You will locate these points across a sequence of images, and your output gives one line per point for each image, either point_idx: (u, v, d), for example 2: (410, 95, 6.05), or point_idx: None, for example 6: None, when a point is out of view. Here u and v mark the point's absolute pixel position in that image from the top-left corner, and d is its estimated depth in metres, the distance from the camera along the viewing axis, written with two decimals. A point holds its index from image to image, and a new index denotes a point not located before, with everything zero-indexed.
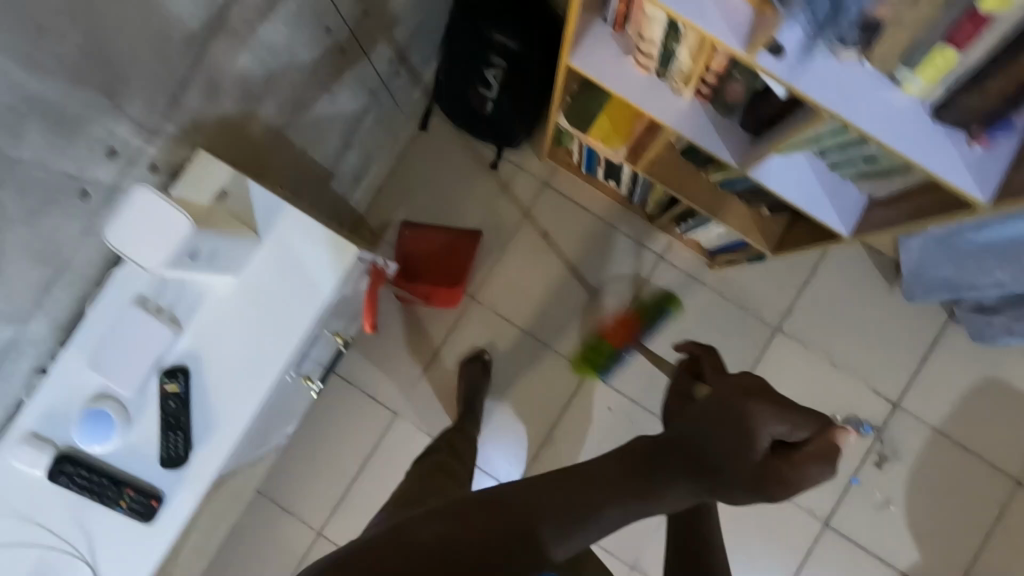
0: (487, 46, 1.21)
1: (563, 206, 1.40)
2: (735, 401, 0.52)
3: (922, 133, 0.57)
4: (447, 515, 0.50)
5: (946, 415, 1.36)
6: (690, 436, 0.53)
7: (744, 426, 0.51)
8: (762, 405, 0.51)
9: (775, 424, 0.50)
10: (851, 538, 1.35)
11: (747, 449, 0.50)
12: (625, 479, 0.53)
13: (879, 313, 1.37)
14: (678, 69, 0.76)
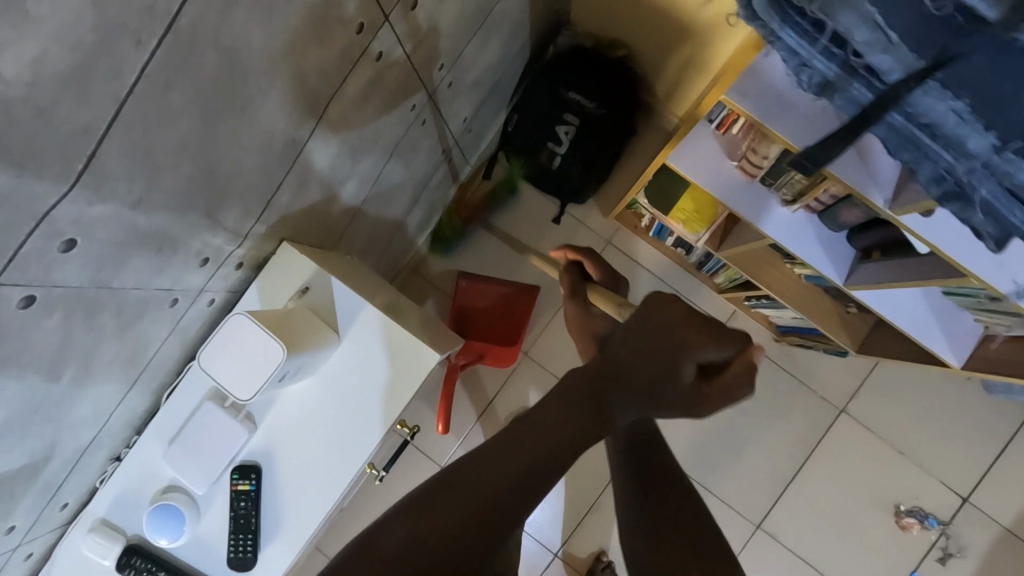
0: (563, 104, 1.17)
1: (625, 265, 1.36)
2: (669, 326, 0.52)
3: None
4: (413, 509, 0.50)
5: (1019, 514, 1.28)
6: (621, 363, 0.54)
7: (671, 358, 0.52)
8: (690, 339, 0.51)
9: (707, 352, 0.51)
10: None
11: (672, 374, 0.52)
12: (553, 420, 0.55)
13: (954, 400, 1.30)
14: (788, 182, 0.72)
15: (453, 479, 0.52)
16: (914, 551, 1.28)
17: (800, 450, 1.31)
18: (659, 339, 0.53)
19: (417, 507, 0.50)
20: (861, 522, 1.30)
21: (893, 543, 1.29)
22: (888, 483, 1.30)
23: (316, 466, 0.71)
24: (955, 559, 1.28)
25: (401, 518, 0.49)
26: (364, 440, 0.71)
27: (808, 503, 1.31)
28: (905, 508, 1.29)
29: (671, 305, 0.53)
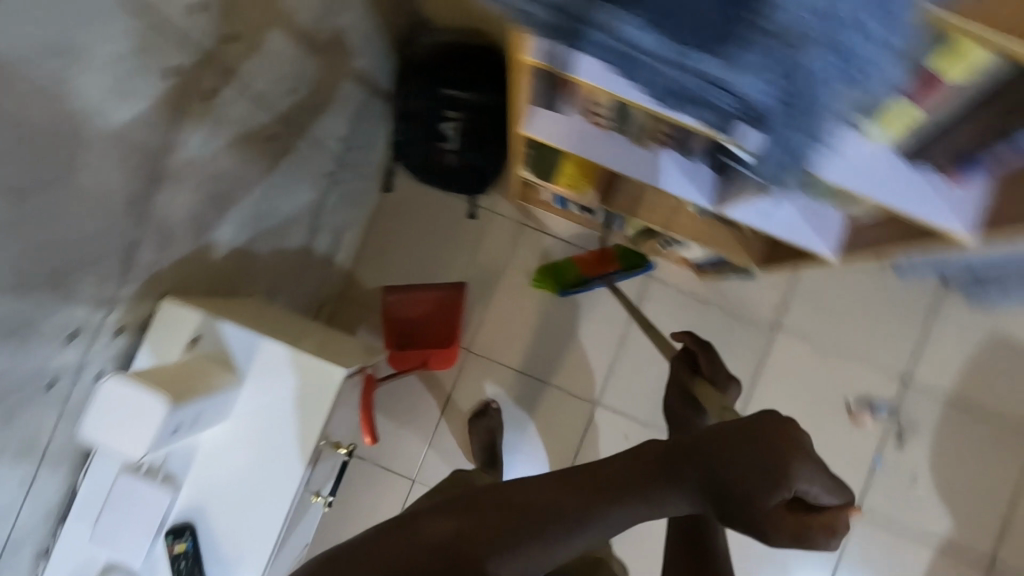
0: (439, 102, 1.19)
1: (543, 242, 1.39)
2: (770, 446, 0.47)
3: (896, 177, 0.56)
4: (459, 509, 0.50)
5: (957, 381, 1.36)
6: (711, 463, 0.49)
7: (762, 478, 0.46)
8: (794, 461, 0.46)
9: (800, 479, 0.46)
10: (885, 520, 1.34)
11: (762, 495, 0.46)
12: (612, 489, 0.50)
13: (875, 290, 1.37)
14: (635, 126, 0.74)
15: (498, 491, 0.51)
16: (872, 440, 1.35)
17: (748, 374, 1.36)
18: (760, 449, 0.47)
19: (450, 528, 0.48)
20: (819, 427, 1.35)
21: (852, 439, 1.35)
22: (834, 384, 1.36)
23: (252, 509, 0.71)
24: (910, 437, 1.35)
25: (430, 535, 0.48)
26: (289, 471, 0.71)
27: None
28: (853, 402, 1.35)
29: (790, 426, 0.48)
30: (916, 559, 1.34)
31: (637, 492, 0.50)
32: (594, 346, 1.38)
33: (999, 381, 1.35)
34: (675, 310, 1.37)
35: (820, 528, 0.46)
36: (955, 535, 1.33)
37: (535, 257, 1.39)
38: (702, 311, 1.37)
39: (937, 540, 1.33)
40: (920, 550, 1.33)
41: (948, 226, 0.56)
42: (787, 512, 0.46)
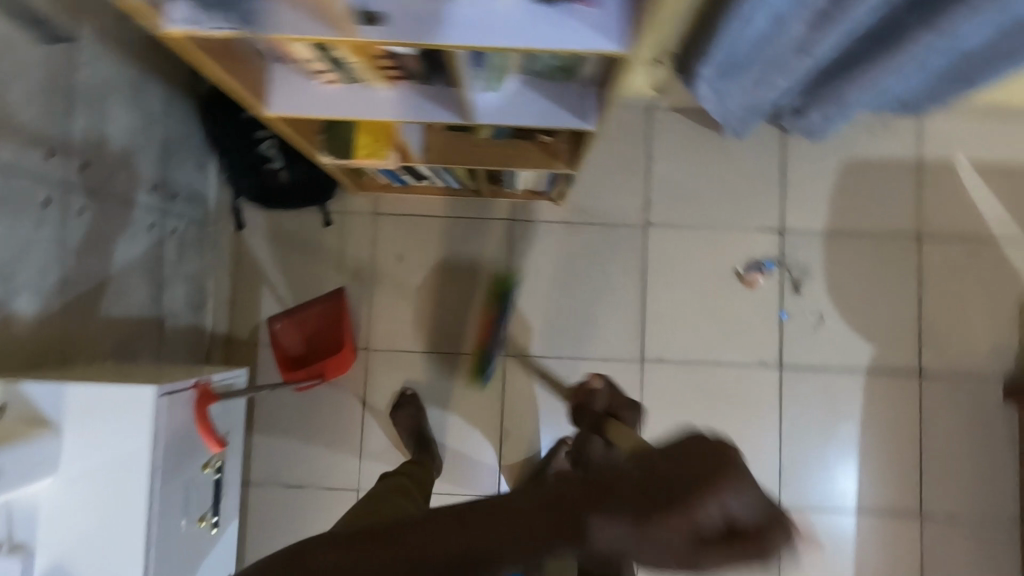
0: (248, 126, 1.23)
1: (404, 223, 1.41)
2: (700, 462, 0.37)
3: (539, 21, 0.60)
4: (350, 547, 0.44)
5: (829, 214, 1.40)
6: (627, 493, 0.38)
7: (685, 497, 0.36)
8: (732, 479, 0.37)
9: (731, 497, 0.36)
10: (808, 365, 1.37)
11: (686, 515, 0.36)
12: (532, 531, 0.39)
13: (724, 158, 1.40)
14: (354, 70, 0.75)
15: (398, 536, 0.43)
16: (771, 297, 1.38)
17: (636, 276, 1.39)
18: (690, 466, 0.37)
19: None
20: (718, 304, 1.38)
21: (752, 302, 1.38)
22: (718, 257, 1.39)
23: (111, 549, 0.72)
24: (805, 281, 1.38)
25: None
26: (135, 504, 0.72)
27: (669, 316, 1.39)
28: (740, 269, 1.38)
29: (721, 445, 0.39)
30: (850, 392, 1.37)
31: (553, 533, 0.39)
32: (485, 304, 1.40)
33: (865, 200, 1.39)
34: (549, 243, 1.40)
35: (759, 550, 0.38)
36: (876, 356, 1.37)
37: (402, 240, 1.41)
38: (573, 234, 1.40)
39: (861, 366, 1.37)
40: (850, 382, 1.37)
41: (600, 50, 0.60)
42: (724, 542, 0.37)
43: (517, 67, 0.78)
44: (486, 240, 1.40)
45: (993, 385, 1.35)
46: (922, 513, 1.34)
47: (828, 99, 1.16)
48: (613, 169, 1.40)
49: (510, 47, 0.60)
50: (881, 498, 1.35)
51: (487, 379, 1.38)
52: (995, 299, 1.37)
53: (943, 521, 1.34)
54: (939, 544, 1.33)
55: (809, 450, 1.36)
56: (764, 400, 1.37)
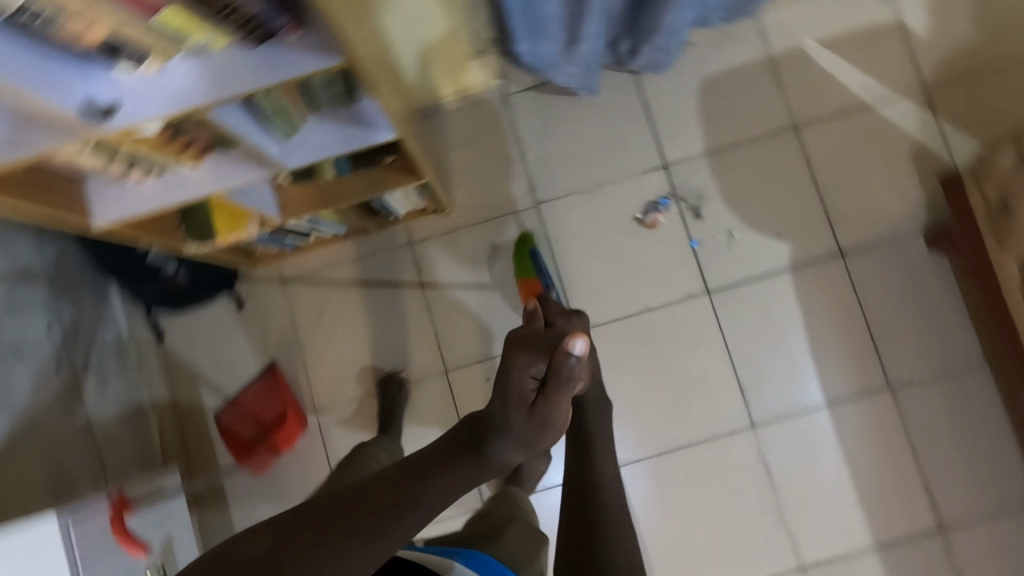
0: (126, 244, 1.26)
1: (311, 280, 1.43)
2: (507, 349, 0.59)
3: (256, 60, 0.62)
4: (287, 523, 0.54)
5: (705, 135, 1.42)
6: (496, 406, 0.59)
7: (507, 376, 0.58)
8: (521, 352, 0.58)
9: (532, 365, 0.57)
10: (734, 282, 1.38)
11: (511, 395, 0.58)
12: (456, 458, 0.59)
13: (589, 117, 1.42)
14: (148, 162, 0.78)
15: (338, 506, 0.55)
16: (678, 231, 1.40)
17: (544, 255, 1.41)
18: (506, 363, 0.58)
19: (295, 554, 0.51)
20: (630, 254, 1.40)
21: (661, 242, 1.40)
22: (614, 211, 1.41)
23: None
24: (705, 204, 1.40)
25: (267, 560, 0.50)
26: None
27: (588, 281, 1.40)
28: (639, 214, 1.40)
29: (522, 334, 0.60)
30: (783, 293, 1.38)
31: (472, 455, 0.59)
32: (413, 329, 1.42)
33: (734, 110, 1.42)
34: (452, 252, 1.42)
35: (564, 389, 0.57)
36: (794, 252, 1.38)
37: (315, 297, 1.43)
38: (471, 236, 1.42)
39: (784, 266, 1.38)
40: (780, 284, 1.38)
41: (314, 69, 0.62)
42: (540, 398, 0.57)
43: (299, 107, 0.80)
44: (394, 270, 1.43)
45: (914, 241, 1.36)
46: (893, 385, 1.34)
47: (647, 32, 1.19)
48: (490, 163, 1.43)
49: (239, 94, 0.62)
50: (848, 383, 1.35)
51: None
52: (887, 160, 1.38)
53: (915, 385, 1.34)
54: (919, 408, 1.33)
55: (765, 362, 1.36)
56: (705, 329, 1.38)
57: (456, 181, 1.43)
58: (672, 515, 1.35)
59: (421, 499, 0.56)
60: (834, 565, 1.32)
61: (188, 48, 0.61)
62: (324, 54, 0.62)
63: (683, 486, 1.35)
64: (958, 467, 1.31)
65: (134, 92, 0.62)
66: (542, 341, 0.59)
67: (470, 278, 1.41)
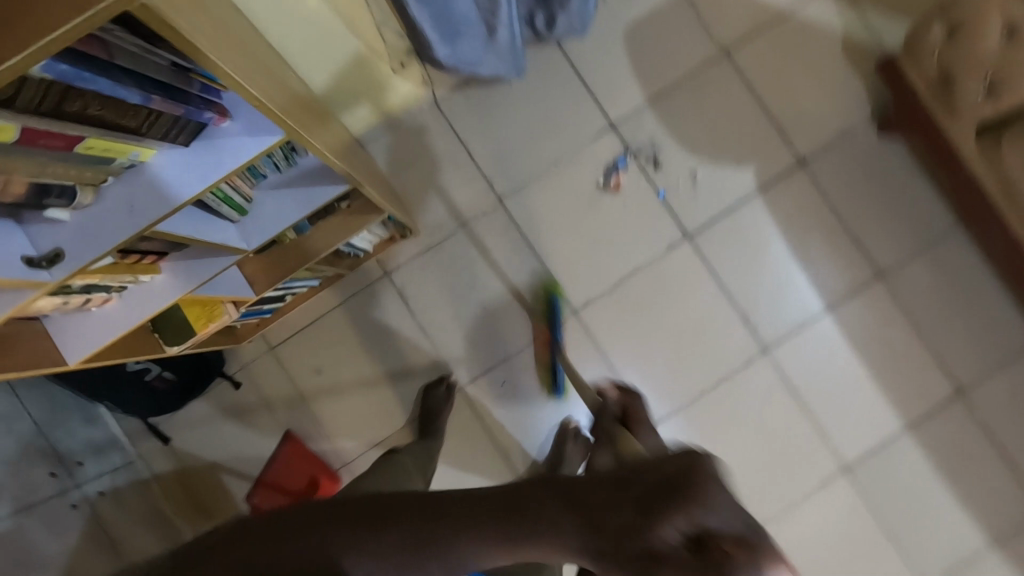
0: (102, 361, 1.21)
1: (300, 339, 1.40)
2: (671, 466, 0.37)
3: (194, 162, 0.59)
4: (303, 521, 0.44)
5: (642, 84, 1.41)
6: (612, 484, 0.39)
7: (658, 500, 0.36)
8: (711, 498, 0.35)
9: (712, 516, 0.35)
10: (709, 219, 1.39)
11: (638, 519, 0.36)
12: (520, 504, 0.42)
13: (524, 99, 1.40)
14: (108, 285, 0.75)
15: (364, 518, 0.44)
16: (642, 186, 1.39)
17: (521, 247, 1.40)
18: (661, 477, 0.37)
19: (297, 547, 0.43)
20: (603, 222, 1.40)
21: (630, 201, 1.39)
22: (576, 184, 1.40)
23: None
24: (661, 153, 1.40)
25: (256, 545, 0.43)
26: None
27: (571, 260, 1.40)
28: (601, 181, 1.39)
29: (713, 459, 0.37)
30: (757, 217, 1.39)
31: (532, 520, 0.41)
32: (416, 358, 1.40)
33: (663, 52, 1.40)
34: (431, 271, 1.40)
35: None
36: (757, 174, 1.39)
37: (308, 355, 1.40)
38: (445, 250, 1.40)
39: (751, 190, 1.39)
40: (752, 209, 1.39)
41: (263, 148, 0.59)
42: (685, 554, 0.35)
43: (243, 186, 0.77)
44: (379, 305, 1.40)
45: (865, 131, 1.38)
46: (882, 273, 1.38)
47: None
48: (441, 172, 1.40)
49: (186, 200, 0.59)
50: (842, 284, 1.38)
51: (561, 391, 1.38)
52: (820, 59, 1.39)
53: (902, 267, 1.38)
54: (911, 287, 1.38)
55: (759, 287, 1.39)
56: (695, 272, 1.39)
57: (413, 200, 1.40)
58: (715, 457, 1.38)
59: (455, 541, 0.42)
60: (874, 455, 1.37)
61: (118, 168, 0.58)
62: (267, 130, 0.60)
63: (715, 426, 1.38)
64: (961, 332, 1.37)
65: (75, 229, 0.58)
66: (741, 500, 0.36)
67: (456, 292, 1.40)
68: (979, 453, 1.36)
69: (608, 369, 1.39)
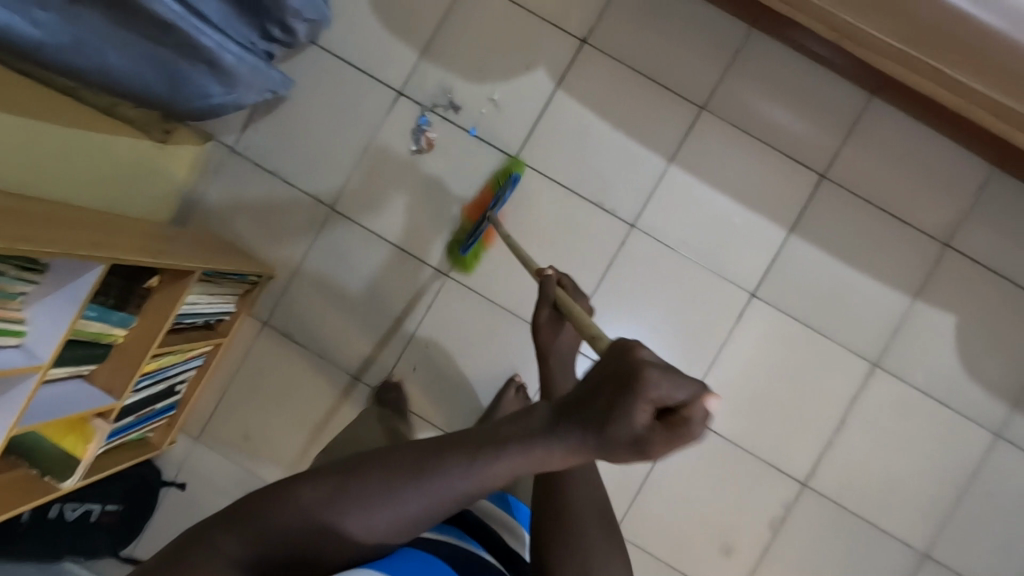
0: (42, 522, 1.20)
1: (217, 417, 1.43)
2: (620, 362, 0.50)
3: None
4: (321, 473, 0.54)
5: (410, 40, 1.41)
6: (591, 388, 0.51)
7: (626, 387, 0.48)
8: (649, 373, 0.47)
9: (661, 390, 0.47)
10: (526, 132, 1.40)
11: (619, 419, 0.48)
12: (529, 426, 0.53)
13: (310, 108, 1.41)
14: None
15: (375, 453, 0.55)
16: (452, 133, 1.40)
17: (370, 239, 1.42)
18: (619, 366, 0.50)
19: (330, 486, 0.53)
20: (432, 182, 1.41)
21: (447, 151, 1.41)
22: (393, 159, 1.41)
23: None
24: (456, 95, 1.40)
25: (270, 496, 0.54)
26: None
27: (423, 230, 1.41)
28: (413, 146, 1.41)
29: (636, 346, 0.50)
30: (568, 108, 1.40)
31: (525, 444, 0.52)
32: (329, 385, 1.42)
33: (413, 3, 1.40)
34: (303, 300, 1.43)
35: (689, 423, 0.48)
36: (550, 71, 1.40)
37: (232, 426, 1.43)
38: (305, 275, 1.42)
39: (552, 87, 1.40)
40: (560, 103, 1.40)
41: None
42: (652, 420, 0.48)
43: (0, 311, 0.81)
44: (275, 353, 1.43)
45: None
46: (705, 104, 1.39)
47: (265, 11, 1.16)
48: (267, 210, 1.42)
49: None
50: (674, 131, 1.39)
51: (466, 248, 1.38)
52: None
53: (719, 90, 1.39)
54: (737, 103, 1.39)
55: (600, 170, 1.40)
56: (537, 185, 1.40)
57: (257, 246, 1.43)
58: (636, 339, 1.40)
59: (486, 467, 0.53)
60: (775, 269, 1.39)
61: None
62: None
63: (622, 310, 1.40)
64: (797, 121, 1.38)
65: None
66: (666, 363, 0.49)
67: (334, 306, 1.42)
68: (863, 220, 1.38)
69: (503, 309, 1.41)
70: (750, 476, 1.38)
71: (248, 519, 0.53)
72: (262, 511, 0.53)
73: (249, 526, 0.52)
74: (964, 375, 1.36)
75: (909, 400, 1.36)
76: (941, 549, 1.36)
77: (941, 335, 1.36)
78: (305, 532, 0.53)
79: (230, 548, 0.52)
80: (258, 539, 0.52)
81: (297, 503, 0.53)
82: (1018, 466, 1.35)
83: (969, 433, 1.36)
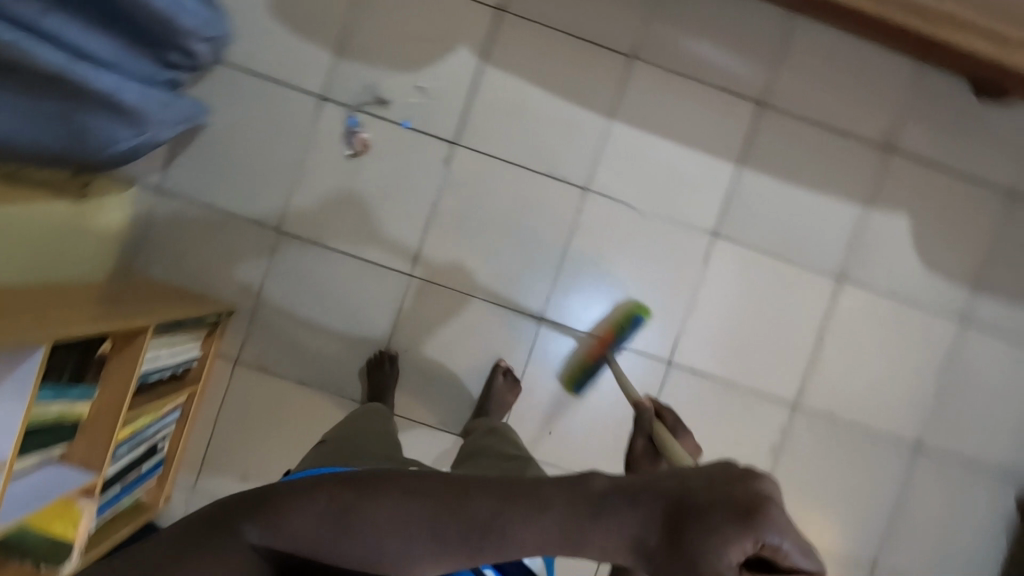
0: None
1: (208, 464, 1.39)
2: (726, 483, 0.42)
3: None
4: (345, 484, 0.50)
5: (320, 41, 1.34)
6: (675, 489, 0.43)
7: (728, 512, 0.40)
8: (769, 514, 0.40)
9: (777, 539, 0.39)
10: (460, 114, 1.36)
11: (706, 549, 0.40)
12: (581, 497, 0.45)
13: (231, 131, 1.34)
14: None
15: (401, 479, 0.50)
16: (385, 130, 1.35)
17: (325, 254, 1.37)
18: (724, 486, 0.42)
19: (352, 499, 0.49)
20: (376, 183, 1.36)
21: (384, 149, 1.36)
22: (331, 167, 1.36)
23: None
24: (380, 89, 1.35)
25: (293, 492, 0.50)
26: None
27: (377, 234, 1.37)
28: (348, 150, 1.35)
29: (757, 474, 0.43)
30: (498, 82, 1.36)
31: (567, 514, 0.45)
32: (315, 409, 1.39)
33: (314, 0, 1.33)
34: (270, 329, 1.38)
35: None
36: (471, 47, 1.35)
37: (226, 469, 1.39)
38: (266, 303, 1.38)
39: (477, 63, 1.35)
40: (489, 78, 1.36)
41: None
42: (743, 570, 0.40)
43: None
44: (253, 388, 1.39)
45: None
46: (633, 53, 1.36)
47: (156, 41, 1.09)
48: (211, 245, 1.37)
49: None
50: (609, 86, 1.37)
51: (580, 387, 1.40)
52: None
53: (645, 36, 1.36)
54: (665, 46, 1.37)
55: (542, 139, 1.37)
56: (482, 167, 1.37)
57: (209, 284, 1.37)
58: (611, 300, 1.40)
59: (514, 526, 0.45)
60: (732, 205, 1.39)
61: None
62: None
63: (592, 275, 1.39)
64: (727, 54, 1.37)
65: None
66: (784, 508, 0.41)
67: (303, 329, 1.38)
68: (808, 141, 1.39)
69: (474, 297, 1.39)
70: (745, 409, 1.42)
71: (266, 516, 0.49)
72: (281, 508, 0.49)
73: (269, 524, 0.49)
74: (925, 271, 1.40)
75: (879, 305, 1.41)
76: (931, 438, 1.42)
77: (899, 238, 1.40)
78: (317, 546, 0.48)
79: (244, 534, 0.48)
80: (271, 532, 0.49)
81: (316, 501, 0.49)
82: (987, 346, 1.41)
83: (939, 326, 1.41)
